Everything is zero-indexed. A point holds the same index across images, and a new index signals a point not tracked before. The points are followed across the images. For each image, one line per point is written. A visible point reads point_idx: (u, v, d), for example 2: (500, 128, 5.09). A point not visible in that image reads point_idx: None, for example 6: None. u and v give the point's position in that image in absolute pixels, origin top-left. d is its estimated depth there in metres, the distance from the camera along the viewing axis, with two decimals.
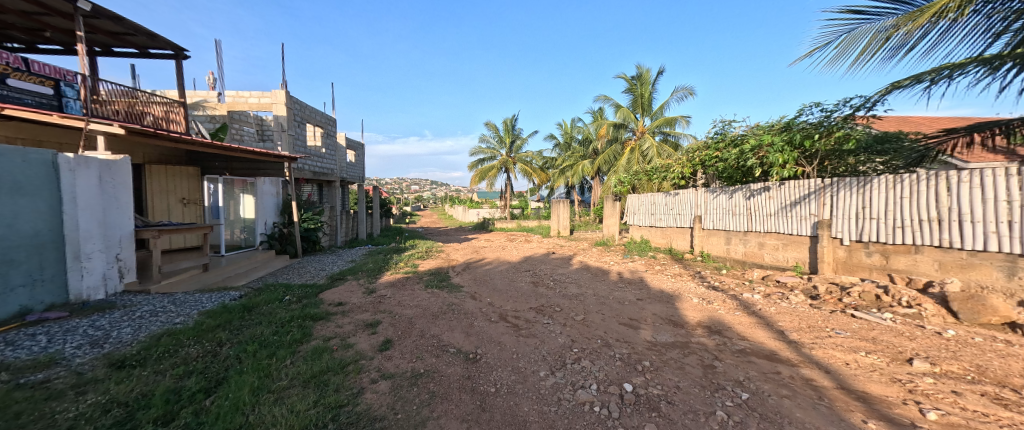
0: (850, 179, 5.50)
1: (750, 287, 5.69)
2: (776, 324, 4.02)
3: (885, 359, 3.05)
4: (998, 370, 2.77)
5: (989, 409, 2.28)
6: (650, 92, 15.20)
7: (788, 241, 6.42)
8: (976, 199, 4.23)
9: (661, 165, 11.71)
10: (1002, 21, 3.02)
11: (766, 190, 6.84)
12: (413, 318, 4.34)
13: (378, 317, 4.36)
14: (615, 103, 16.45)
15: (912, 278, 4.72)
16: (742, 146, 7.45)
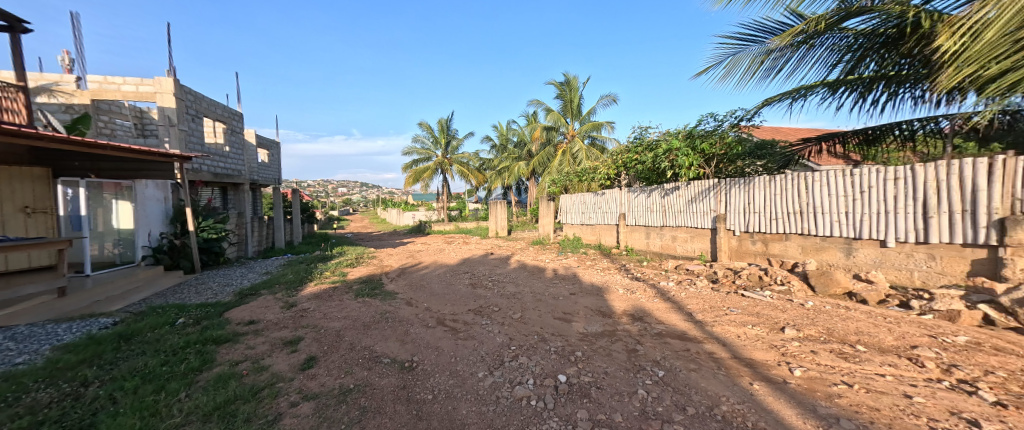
0: (738, 179, 6.47)
1: (666, 276, 6.38)
2: (686, 307, 4.57)
3: (766, 329, 3.66)
4: (841, 330, 3.50)
5: (834, 362, 2.87)
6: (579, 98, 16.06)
7: (694, 234, 7.32)
8: (823, 195, 5.26)
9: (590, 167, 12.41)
10: (837, 53, 4.66)
11: (675, 189, 7.72)
12: (340, 331, 4.08)
13: (299, 333, 4.02)
14: (546, 107, 17.20)
15: (784, 260, 5.72)
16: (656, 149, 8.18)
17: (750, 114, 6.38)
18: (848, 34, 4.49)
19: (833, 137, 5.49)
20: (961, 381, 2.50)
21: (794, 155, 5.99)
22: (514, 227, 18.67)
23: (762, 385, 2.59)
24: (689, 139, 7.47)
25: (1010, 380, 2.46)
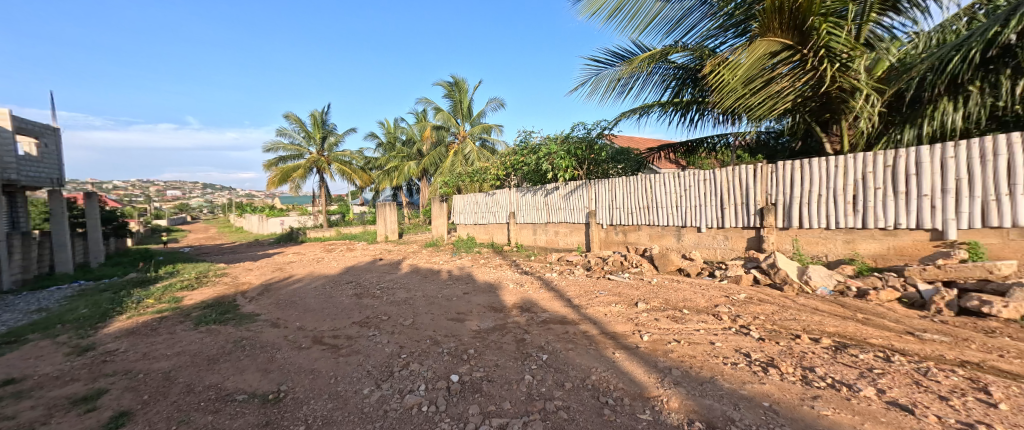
0: (603, 181, 7.52)
1: (550, 268, 7.01)
2: (566, 294, 5.12)
3: (625, 306, 4.37)
4: (675, 299, 4.41)
5: (670, 325, 3.61)
6: (468, 100, 16.22)
7: (572, 229, 8.21)
8: (663, 193, 6.52)
9: (479, 168, 12.72)
10: (666, 80, 5.90)
11: (555, 189, 8.52)
12: (173, 371, 3.30)
13: (104, 384, 3.10)
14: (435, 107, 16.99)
15: (638, 247, 6.88)
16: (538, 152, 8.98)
17: (612, 126, 7.48)
18: (672, 67, 5.71)
19: (667, 148, 7.19)
20: (743, 326, 3.43)
21: (645, 159, 7.95)
22: (405, 230, 17.89)
23: (621, 352, 3.10)
24: (565, 144, 8.31)
25: (768, 322, 3.50)
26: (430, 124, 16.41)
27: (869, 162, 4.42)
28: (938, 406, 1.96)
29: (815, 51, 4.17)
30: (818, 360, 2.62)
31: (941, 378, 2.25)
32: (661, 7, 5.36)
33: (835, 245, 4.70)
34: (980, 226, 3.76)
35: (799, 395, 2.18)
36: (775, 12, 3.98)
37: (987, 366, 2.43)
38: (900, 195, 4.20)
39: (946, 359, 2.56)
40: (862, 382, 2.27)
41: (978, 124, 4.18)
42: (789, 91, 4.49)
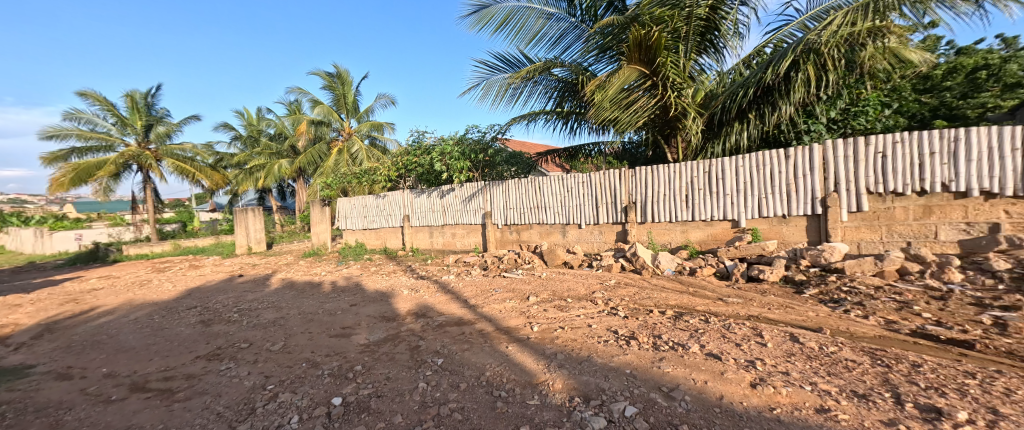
0: (497, 181, 7.76)
1: (447, 270, 6.96)
2: (462, 296, 5.16)
3: (518, 300, 4.63)
4: (560, 290, 4.86)
5: (556, 314, 3.96)
6: (353, 94, 15.01)
7: (467, 230, 8.30)
8: (550, 194, 7.08)
9: (370, 169, 11.40)
10: (549, 92, 6.44)
11: (451, 190, 8.48)
12: None
13: None
14: (312, 98, 15.23)
15: (528, 244, 7.35)
16: (433, 152, 8.77)
17: (504, 130, 7.81)
18: (554, 79, 6.25)
19: (552, 153, 8.08)
20: (613, 308, 3.98)
21: (534, 163, 8.64)
22: (276, 239, 15.49)
23: (513, 345, 3.28)
24: (461, 147, 8.31)
25: (631, 302, 4.15)
26: (306, 118, 14.63)
27: (695, 168, 5.63)
28: (737, 352, 2.62)
29: (661, 79, 5.21)
30: (665, 329, 3.22)
31: (740, 331, 3.01)
32: (543, 24, 5.89)
33: (677, 235, 5.84)
34: (759, 215, 5.19)
35: (651, 360, 2.64)
36: (638, 44, 4.93)
37: (765, 317, 3.34)
38: (715, 194, 5.49)
39: (742, 316, 3.44)
40: (693, 342, 2.87)
41: (757, 143, 5.73)
42: (644, 109, 5.38)
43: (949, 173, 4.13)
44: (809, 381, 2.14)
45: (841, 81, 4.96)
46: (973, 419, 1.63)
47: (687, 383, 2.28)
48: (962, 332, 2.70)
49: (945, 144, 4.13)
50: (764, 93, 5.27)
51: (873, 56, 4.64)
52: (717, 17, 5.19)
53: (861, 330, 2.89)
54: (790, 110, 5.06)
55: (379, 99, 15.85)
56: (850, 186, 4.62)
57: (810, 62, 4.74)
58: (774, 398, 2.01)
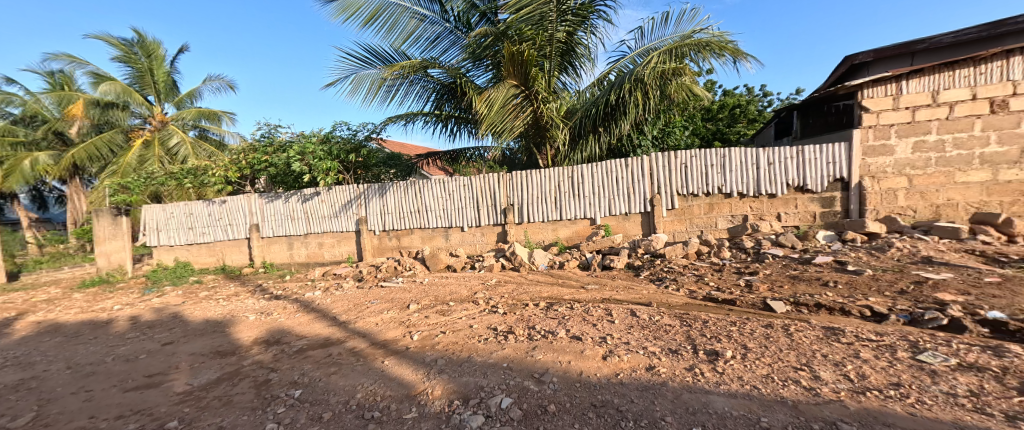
0: (373, 185, 7.19)
1: (312, 286, 6.12)
2: (329, 313, 4.61)
3: (395, 310, 4.40)
4: (441, 294, 4.81)
5: (437, 319, 3.90)
6: (167, 72, 12.32)
7: (340, 238, 7.51)
8: (431, 198, 6.94)
9: (196, 166, 8.64)
10: (427, 93, 6.38)
11: (316, 194, 7.49)
12: None
13: None
14: (98, 72, 11.97)
15: (410, 250, 7.07)
16: (288, 150, 7.35)
17: (380, 129, 7.39)
18: (431, 80, 6.23)
19: (433, 155, 7.93)
20: (492, 305, 4.13)
21: (415, 165, 8.21)
22: (31, 266, 10.49)
23: (389, 359, 3.08)
24: (326, 145, 7.23)
25: (509, 298, 4.38)
26: (83, 97, 11.33)
27: (562, 173, 6.28)
28: (593, 331, 3.05)
29: (533, 92, 5.63)
30: (537, 320, 3.49)
31: (595, 313, 3.53)
32: (417, 25, 5.85)
33: (548, 233, 6.40)
34: (609, 214, 6.13)
35: (525, 350, 2.80)
36: (512, 59, 5.27)
37: (614, 298, 4.02)
38: (578, 196, 6.23)
39: (597, 299, 4.03)
40: (560, 327, 3.18)
41: (604, 154, 6.77)
42: (520, 119, 5.72)
43: (720, 179, 5.72)
44: (644, 347, 2.68)
45: (660, 108, 5.90)
46: (731, 354, 2.42)
47: (554, 366, 2.48)
48: (731, 294, 3.82)
49: (719, 158, 5.71)
50: (608, 113, 6.06)
51: (679, 90, 5.60)
52: (574, 42, 5.74)
53: (676, 301, 3.83)
54: (626, 128, 6.01)
55: (210, 81, 13.14)
56: (668, 189, 5.89)
57: (639, 89, 5.54)
58: (620, 366, 2.41)
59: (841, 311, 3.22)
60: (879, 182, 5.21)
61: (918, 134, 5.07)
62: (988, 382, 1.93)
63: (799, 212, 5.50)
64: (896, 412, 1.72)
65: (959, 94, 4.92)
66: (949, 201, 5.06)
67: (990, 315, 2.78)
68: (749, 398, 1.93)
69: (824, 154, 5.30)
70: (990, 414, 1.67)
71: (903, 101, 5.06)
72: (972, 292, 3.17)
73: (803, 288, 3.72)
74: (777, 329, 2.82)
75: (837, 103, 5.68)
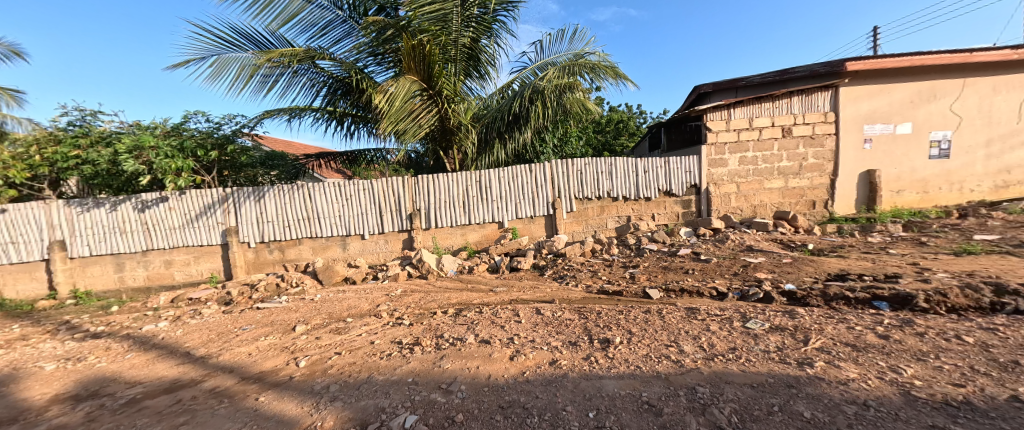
0: (247, 189, 6.10)
1: (155, 317, 4.83)
2: (182, 347, 3.69)
3: (278, 335, 3.75)
4: (337, 311, 4.33)
5: (331, 338, 3.48)
6: None
7: (199, 253, 6.16)
8: (323, 203, 6.22)
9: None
10: (316, 85, 5.76)
11: (163, 200, 6.01)
12: None
13: None
14: None
15: (298, 263, 6.22)
16: (115, 144, 5.60)
17: (254, 123, 6.35)
18: (320, 73, 5.65)
19: (328, 156, 7.23)
20: (397, 318, 3.89)
21: (304, 167, 7.25)
22: None
23: (266, 394, 2.54)
24: (175, 138, 5.77)
25: (416, 307, 4.19)
26: None
27: (470, 178, 6.30)
28: (502, 333, 3.13)
29: (437, 92, 5.54)
30: (446, 328, 3.42)
31: (503, 314, 3.63)
32: (301, 7, 5.22)
33: (457, 238, 6.37)
34: (517, 217, 6.42)
35: (433, 360, 2.71)
36: (412, 53, 5.02)
37: (520, 299, 4.20)
38: (486, 200, 6.34)
39: (506, 301, 4.15)
40: (469, 333, 3.18)
41: (509, 159, 7.04)
42: (425, 121, 5.60)
43: (608, 185, 6.49)
44: (547, 343, 2.86)
45: (556, 117, 6.30)
46: (619, 340, 2.76)
47: (462, 373, 2.46)
48: (619, 286, 4.36)
49: (607, 166, 6.49)
50: (513, 120, 6.41)
51: (573, 103, 6.08)
52: (478, 49, 5.91)
53: (574, 295, 4.20)
54: (528, 134, 6.43)
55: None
56: (567, 193, 6.43)
57: (538, 100, 5.98)
58: (526, 364, 2.53)
59: (697, 293, 3.97)
60: (719, 187, 6.60)
61: (742, 151, 6.54)
62: (787, 338, 2.60)
63: (667, 211, 6.64)
64: (733, 371, 2.19)
65: (766, 122, 6.47)
66: (761, 202, 6.67)
67: (786, 288, 3.74)
68: (633, 376, 2.23)
69: (682, 163, 6.56)
70: (788, 362, 2.26)
71: (732, 125, 6.45)
72: (775, 270, 4.24)
73: (671, 276, 4.48)
74: (653, 313, 3.32)
75: (691, 123, 6.95)
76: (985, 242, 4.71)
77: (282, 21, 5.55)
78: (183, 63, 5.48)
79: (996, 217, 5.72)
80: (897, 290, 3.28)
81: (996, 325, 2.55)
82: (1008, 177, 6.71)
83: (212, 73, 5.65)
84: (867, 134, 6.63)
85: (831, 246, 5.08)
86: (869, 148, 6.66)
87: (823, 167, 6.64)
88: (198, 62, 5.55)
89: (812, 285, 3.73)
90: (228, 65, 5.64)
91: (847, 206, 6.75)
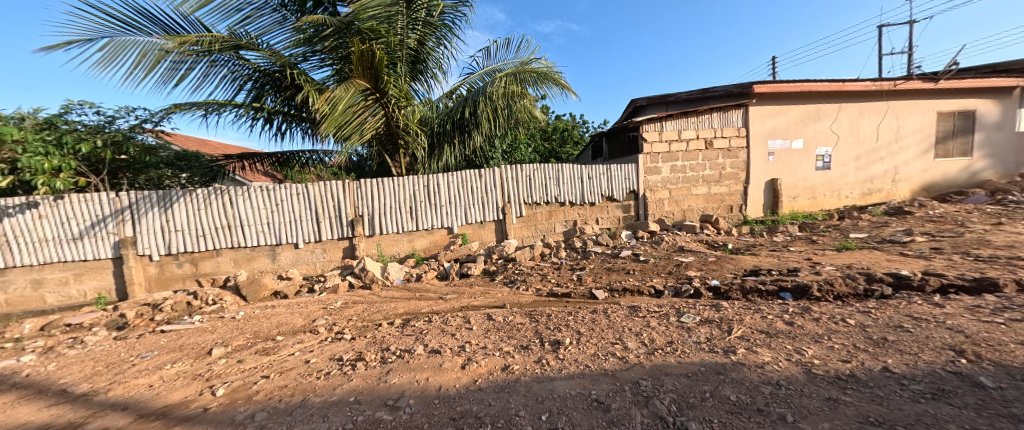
0: (149, 193, 5.25)
1: (16, 349, 3.92)
2: (55, 384, 3.02)
3: (189, 361, 3.25)
4: (265, 329, 3.89)
5: (257, 360, 3.10)
6: None
7: (83, 270, 5.17)
8: (247, 209, 5.57)
9: None
10: (240, 78, 5.19)
11: (30, 207, 4.95)
12: None
13: None
14: None
15: (215, 278, 5.49)
16: None
17: (159, 118, 5.53)
18: (244, 64, 5.11)
19: (253, 157, 6.52)
20: (337, 332, 3.60)
21: (223, 168, 6.47)
22: None
23: None
24: (50, 132, 4.73)
25: (358, 320, 3.92)
26: None
27: (417, 182, 6.11)
28: (452, 342, 3.05)
29: (385, 97, 5.41)
30: (393, 340, 3.24)
31: (454, 322, 3.54)
32: None
33: (404, 245, 6.11)
34: (467, 222, 6.35)
35: (378, 376, 2.54)
36: (361, 60, 4.93)
37: (471, 305, 4.14)
38: (435, 205, 6.19)
39: (456, 308, 4.06)
40: (417, 344, 3.04)
41: (458, 165, 6.95)
42: (371, 124, 5.39)
43: (556, 190, 6.70)
44: (498, 348, 2.84)
45: (507, 126, 6.38)
46: (569, 341, 2.83)
47: (410, 387, 2.34)
48: (567, 288, 4.50)
49: (553, 172, 6.69)
50: (461, 125, 6.37)
51: (522, 111, 6.22)
52: (424, 51, 5.77)
53: (525, 299, 4.24)
54: (478, 141, 6.36)
55: None
56: (516, 198, 6.52)
57: (488, 107, 6.00)
58: (477, 371, 2.48)
59: (637, 292, 4.23)
60: (653, 193, 7.15)
61: (672, 160, 7.17)
62: (714, 329, 2.86)
63: (610, 215, 7.04)
64: (671, 363, 2.35)
65: (691, 135, 7.17)
66: (689, 207, 7.34)
67: (712, 284, 4.13)
68: (583, 376, 2.29)
69: (621, 171, 7.01)
70: (716, 351, 2.49)
71: (664, 136, 7.04)
72: (702, 268, 4.69)
73: (614, 277, 4.73)
74: (599, 313, 3.47)
75: (628, 133, 7.46)
76: (858, 239, 5.66)
77: (197, 4, 4.94)
78: (62, 44, 4.59)
79: (865, 219, 6.92)
80: (798, 282, 3.79)
81: (871, 308, 3.07)
82: (872, 185, 8.16)
83: (101, 59, 4.81)
84: (770, 147, 7.63)
85: (746, 245, 5.75)
86: (772, 160, 7.66)
87: (737, 176, 7.52)
88: (83, 44, 4.70)
89: (733, 280, 4.18)
90: (124, 49, 4.85)
91: (757, 209, 7.69)
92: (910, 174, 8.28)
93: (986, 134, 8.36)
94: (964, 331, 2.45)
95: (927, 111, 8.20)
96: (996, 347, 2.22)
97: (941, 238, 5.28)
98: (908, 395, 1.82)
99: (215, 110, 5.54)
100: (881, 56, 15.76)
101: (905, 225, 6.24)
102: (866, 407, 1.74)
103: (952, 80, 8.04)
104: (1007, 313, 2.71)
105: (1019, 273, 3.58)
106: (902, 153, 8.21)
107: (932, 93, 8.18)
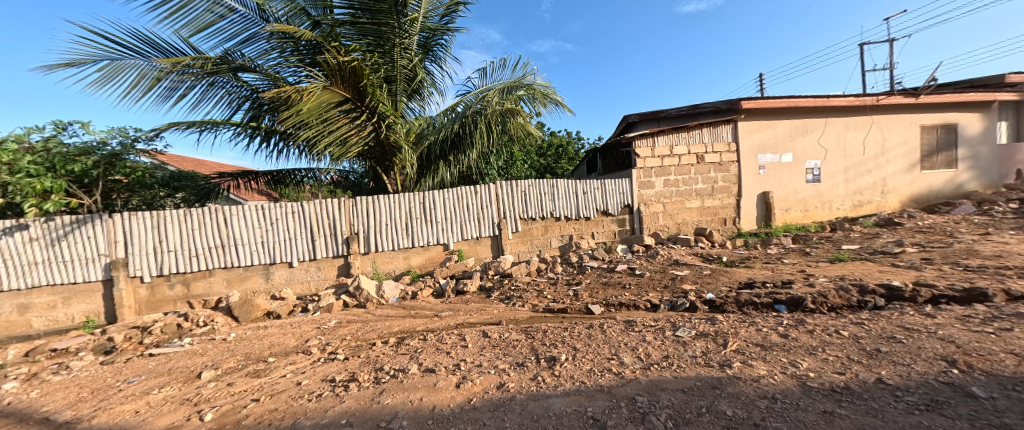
0: (143, 215, 5.22)
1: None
2: (37, 412, 2.92)
3: (178, 385, 3.18)
4: (256, 350, 3.83)
5: (248, 383, 3.03)
6: None
7: (71, 293, 5.08)
8: (242, 228, 5.55)
9: None
10: (238, 100, 5.31)
11: (21, 229, 4.92)
12: None
13: None
14: None
15: (207, 299, 5.42)
16: None
17: (151, 136, 5.56)
18: (242, 86, 5.24)
19: (249, 175, 6.57)
20: (330, 352, 3.56)
21: (216, 186, 6.44)
22: None
23: None
24: (43, 154, 4.73)
25: (352, 339, 3.87)
26: None
27: (413, 199, 6.14)
28: (447, 360, 3.01)
29: (370, 111, 5.51)
30: (386, 359, 3.20)
31: (449, 340, 3.50)
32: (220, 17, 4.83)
33: (399, 261, 6.10)
34: (462, 238, 6.36)
35: (371, 397, 2.50)
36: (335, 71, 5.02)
37: (467, 322, 4.09)
38: (430, 221, 6.21)
39: (452, 326, 4.02)
40: (412, 363, 3.00)
41: (454, 181, 7.00)
42: (359, 135, 5.52)
43: (551, 206, 6.76)
44: (493, 366, 2.81)
45: (501, 141, 6.46)
46: (564, 357, 2.81)
47: (404, 407, 2.31)
48: (563, 304, 4.47)
49: (548, 187, 6.77)
50: (456, 143, 6.46)
51: (516, 128, 6.28)
52: (420, 69, 5.96)
53: (521, 315, 4.21)
54: (473, 158, 6.43)
55: None
56: (511, 213, 6.56)
57: (482, 123, 6.08)
58: (472, 390, 2.45)
59: (633, 306, 4.23)
60: (647, 207, 7.23)
61: (665, 174, 7.27)
62: (710, 343, 2.86)
63: (605, 229, 7.09)
64: (667, 378, 2.34)
65: (683, 150, 7.31)
66: (683, 220, 7.41)
67: (707, 297, 4.13)
68: (578, 392, 2.27)
69: (615, 185, 7.10)
70: (711, 365, 2.48)
71: (655, 152, 7.17)
72: (698, 281, 4.69)
73: (610, 292, 4.71)
74: (596, 328, 3.45)
75: (622, 149, 7.59)
76: (851, 251, 5.70)
77: (196, 29, 5.07)
78: (60, 65, 4.67)
79: (856, 231, 6.99)
80: (792, 295, 3.82)
81: (864, 319, 3.08)
82: (861, 197, 8.29)
83: (100, 78, 4.88)
84: (760, 161, 7.76)
85: (740, 258, 5.77)
86: (763, 173, 7.79)
87: (730, 189, 7.63)
88: (81, 66, 4.77)
89: (728, 294, 4.17)
90: (123, 71, 4.93)
91: (750, 222, 7.76)
92: (897, 186, 8.43)
93: (969, 145, 8.59)
94: (954, 341, 2.47)
95: (911, 124, 8.43)
96: (987, 357, 2.23)
97: (931, 249, 5.34)
98: (902, 407, 1.82)
99: (211, 127, 5.56)
100: (863, 73, 16.56)
101: (895, 236, 6.33)
102: (860, 420, 1.74)
103: (932, 95, 8.29)
104: (996, 322, 2.73)
105: (1008, 282, 3.63)
106: (888, 165, 8.38)
107: (913, 107, 8.43)
